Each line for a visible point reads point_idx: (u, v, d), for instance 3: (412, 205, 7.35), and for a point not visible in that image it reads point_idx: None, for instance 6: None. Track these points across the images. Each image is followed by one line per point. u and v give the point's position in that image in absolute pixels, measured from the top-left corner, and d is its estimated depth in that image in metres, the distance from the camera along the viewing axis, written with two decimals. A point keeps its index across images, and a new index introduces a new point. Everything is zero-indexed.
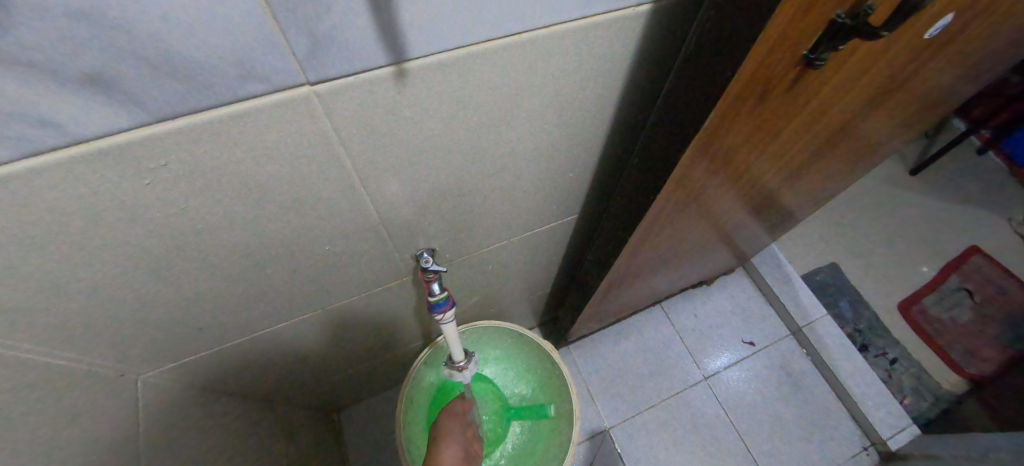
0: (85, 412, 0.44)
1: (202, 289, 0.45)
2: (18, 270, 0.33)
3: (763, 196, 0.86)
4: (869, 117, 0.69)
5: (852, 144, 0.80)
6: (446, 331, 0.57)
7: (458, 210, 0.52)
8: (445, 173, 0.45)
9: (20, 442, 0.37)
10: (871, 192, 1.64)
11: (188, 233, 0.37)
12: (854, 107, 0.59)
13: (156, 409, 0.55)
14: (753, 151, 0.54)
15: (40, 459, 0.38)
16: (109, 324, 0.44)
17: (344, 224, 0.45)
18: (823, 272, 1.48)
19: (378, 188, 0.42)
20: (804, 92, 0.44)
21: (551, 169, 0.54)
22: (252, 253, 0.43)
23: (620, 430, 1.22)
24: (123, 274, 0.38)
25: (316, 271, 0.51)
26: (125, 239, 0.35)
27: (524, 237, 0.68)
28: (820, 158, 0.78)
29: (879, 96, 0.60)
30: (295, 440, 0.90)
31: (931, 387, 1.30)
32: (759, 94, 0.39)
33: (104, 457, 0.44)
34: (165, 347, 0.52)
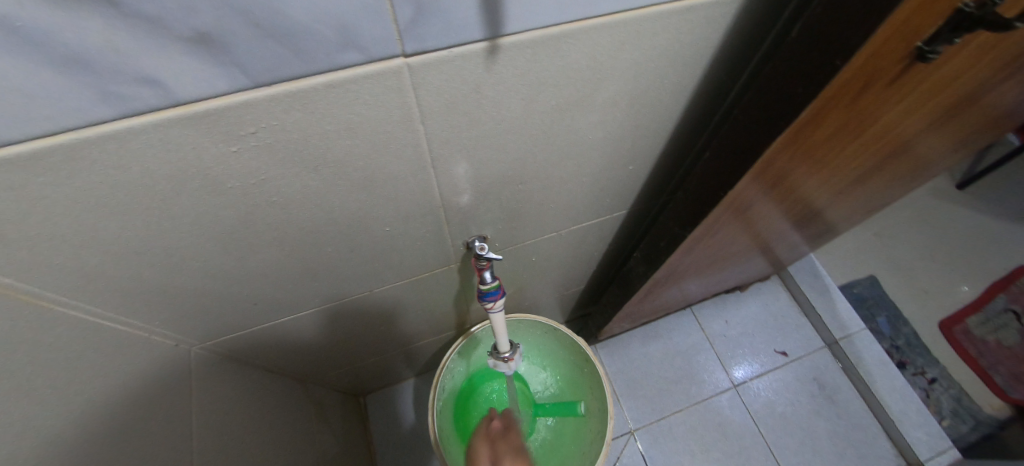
0: (140, 378, 0.45)
1: (263, 264, 0.45)
2: (99, 232, 0.33)
3: (813, 207, 0.84)
4: (939, 129, 0.66)
5: (913, 158, 0.77)
6: (494, 319, 0.56)
7: (515, 199, 0.51)
8: (512, 159, 0.44)
9: (80, 400, 0.37)
10: (916, 204, 1.57)
11: (261, 206, 0.37)
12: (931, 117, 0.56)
13: (205, 380, 0.55)
14: (826, 156, 0.52)
15: (98, 420, 0.38)
16: (171, 293, 0.44)
17: (407, 206, 0.44)
18: (862, 285, 1.42)
19: (446, 170, 0.41)
20: (897, 94, 0.42)
21: (613, 161, 0.52)
22: (316, 230, 0.43)
23: (645, 432, 1.21)
24: (193, 244, 0.39)
25: (371, 253, 0.51)
26: (202, 208, 0.35)
27: (571, 231, 0.67)
28: (880, 170, 0.75)
29: (957, 106, 0.57)
30: (325, 421, 0.91)
31: (972, 410, 1.24)
32: (860, 89, 0.37)
33: (156, 423, 0.44)
34: (219, 321, 0.53)
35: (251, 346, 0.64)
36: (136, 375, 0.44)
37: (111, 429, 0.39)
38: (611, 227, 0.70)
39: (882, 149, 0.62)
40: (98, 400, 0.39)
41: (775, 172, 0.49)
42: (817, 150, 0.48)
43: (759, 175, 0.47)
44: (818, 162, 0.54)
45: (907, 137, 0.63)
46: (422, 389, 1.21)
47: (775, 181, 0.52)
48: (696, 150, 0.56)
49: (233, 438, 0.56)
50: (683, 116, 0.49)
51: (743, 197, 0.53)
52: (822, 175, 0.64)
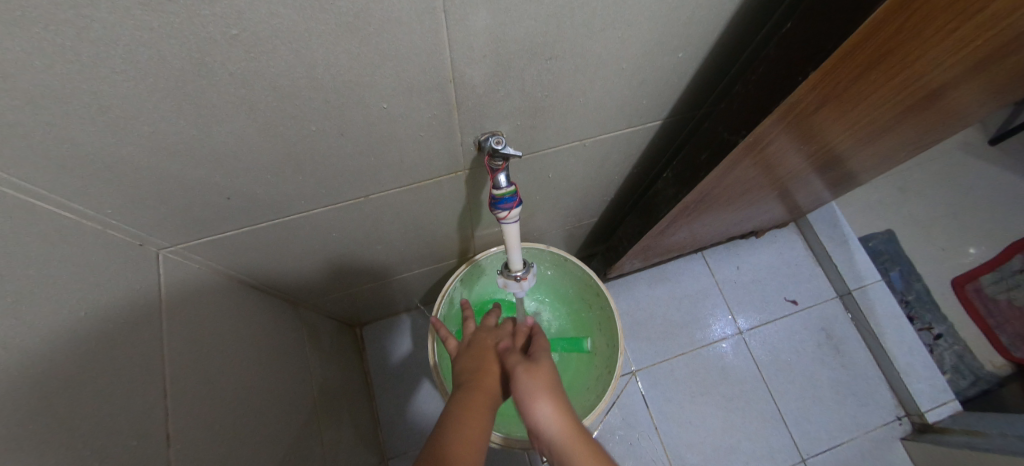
0: (77, 278, 0.37)
1: (236, 145, 0.37)
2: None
3: (846, 152, 0.77)
4: (1007, 73, 0.59)
5: (962, 107, 0.71)
6: (507, 231, 0.49)
7: (539, 82, 0.42)
8: (544, 16, 0.34)
9: None
10: (957, 152, 1.42)
11: (222, 47, 0.28)
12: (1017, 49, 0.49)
13: (175, 289, 0.49)
14: (904, 66, 0.44)
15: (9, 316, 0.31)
16: (123, 173, 0.36)
17: (410, 74, 0.35)
18: (878, 239, 1.32)
19: (461, 20, 0.32)
20: None
21: (660, 43, 0.42)
22: (296, 97, 0.34)
23: (646, 374, 1.19)
24: (140, 101, 0.30)
25: (365, 143, 0.42)
26: (141, 41, 0.26)
27: (597, 141, 0.58)
28: (926, 116, 0.69)
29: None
30: (319, 346, 0.86)
31: (973, 367, 1.18)
32: None
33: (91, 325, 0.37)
34: (187, 217, 0.45)
35: (231, 257, 0.57)
36: (70, 273, 0.37)
37: (33, 327, 0.33)
38: (641, 141, 0.61)
39: (967, 76, 0.52)
40: (9, 295, 0.32)
41: (853, 67, 0.41)
42: (910, 45, 0.40)
43: (839, 65, 0.39)
44: (898, 72, 0.45)
45: (978, 77, 0.56)
46: (421, 321, 1.17)
47: (848, 83, 0.44)
48: (762, 35, 0.46)
49: (204, 353, 0.50)
50: None
51: (808, 103, 0.45)
52: (878, 108, 0.56)
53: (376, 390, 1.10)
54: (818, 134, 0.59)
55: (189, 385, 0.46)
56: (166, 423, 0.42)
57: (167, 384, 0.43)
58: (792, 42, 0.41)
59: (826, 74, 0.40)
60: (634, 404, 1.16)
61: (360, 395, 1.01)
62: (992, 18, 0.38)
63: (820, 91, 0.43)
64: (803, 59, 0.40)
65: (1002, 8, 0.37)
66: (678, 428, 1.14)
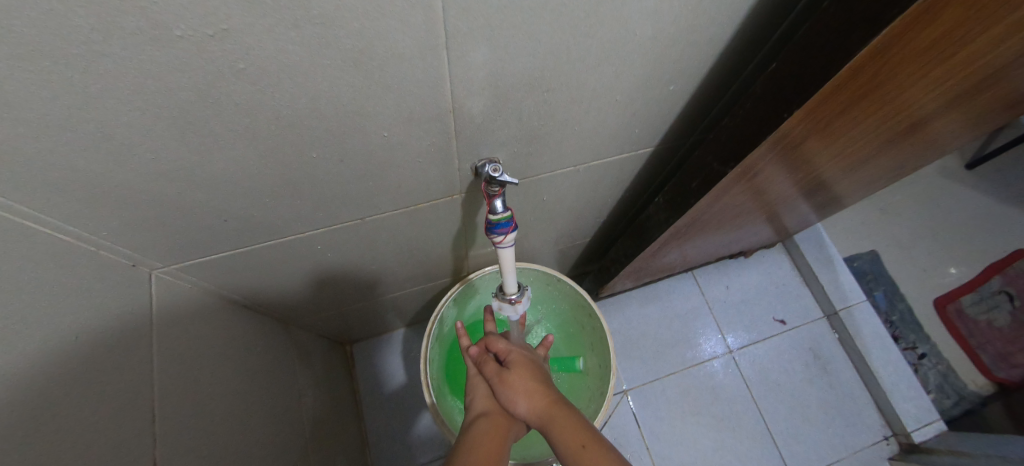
0: (68, 301, 0.37)
1: (237, 171, 0.37)
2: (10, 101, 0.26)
3: (829, 178, 0.80)
4: (979, 108, 0.62)
5: (938, 137, 0.74)
6: (502, 255, 0.50)
7: (536, 112, 0.43)
8: (542, 53, 0.36)
9: None
10: (937, 176, 1.46)
11: (229, 80, 0.28)
12: (987, 88, 0.52)
13: (166, 312, 0.48)
14: (881, 104, 0.47)
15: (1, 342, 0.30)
16: (122, 197, 0.36)
17: (412, 105, 0.36)
18: (862, 259, 1.35)
19: (462, 57, 0.33)
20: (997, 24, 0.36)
21: (652, 79, 0.44)
22: (298, 125, 0.34)
23: (638, 393, 1.19)
24: (146, 129, 0.30)
25: (364, 169, 0.43)
26: (150, 72, 0.26)
27: (590, 166, 0.59)
28: (903, 147, 0.72)
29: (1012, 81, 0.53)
30: (309, 366, 0.86)
31: (957, 386, 1.20)
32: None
33: (82, 352, 0.37)
34: (183, 239, 0.45)
35: (225, 277, 0.57)
36: (61, 297, 0.36)
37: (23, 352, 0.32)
38: (633, 166, 0.63)
39: (943, 109, 0.55)
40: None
41: (840, 101, 0.42)
42: (893, 81, 0.42)
43: (827, 99, 0.41)
44: (882, 106, 0.47)
45: (951, 112, 0.58)
46: (412, 339, 1.16)
47: (835, 115, 0.46)
48: (750, 69, 0.47)
49: (194, 376, 0.49)
50: (747, 19, 0.40)
51: (793, 137, 0.47)
52: (859, 140, 0.59)
53: (366, 409, 1.09)
54: (802, 163, 0.61)
55: (178, 408, 0.46)
56: (153, 448, 0.41)
57: (156, 408, 0.43)
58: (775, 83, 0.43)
59: (815, 107, 0.41)
60: (625, 424, 1.15)
61: (349, 416, 1.00)
62: (969, 56, 0.40)
63: (808, 123, 0.45)
64: (790, 93, 0.42)
65: (978, 47, 0.38)
66: (669, 448, 1.14)
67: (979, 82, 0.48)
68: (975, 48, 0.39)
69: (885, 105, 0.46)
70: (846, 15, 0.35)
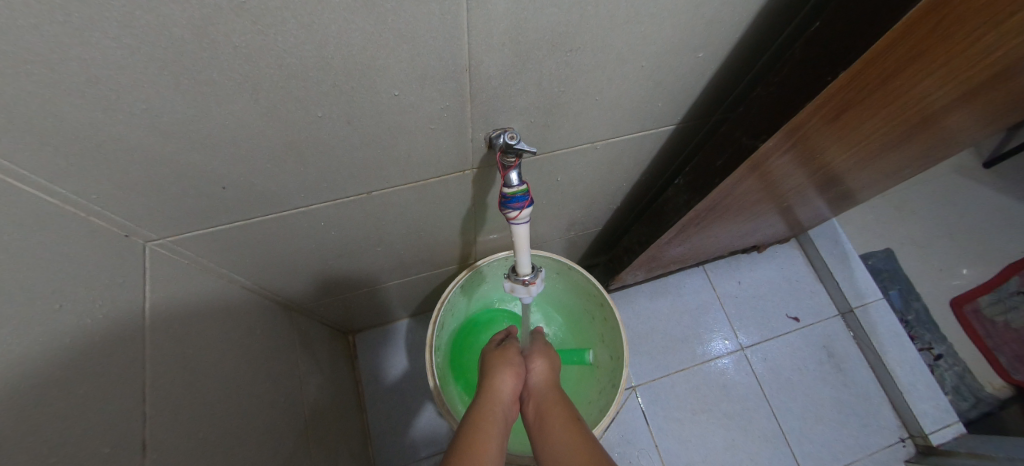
0: (53, 267, 0.34)
1: (236, 129, 0.35)
2: None
3: (849, 171, 0.77)
4: (1010, 98, 0.60)
5: (964, 129, 0.71)
6: (516, 233, 0.47)
7: (556, 77, 0.40)
8: (567, 6, 0.33)
9: None
10: (955, 174, 1.42)
11: (227, 17, 0.26)
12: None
13: (161, 286, 0.46)
14: (916, 87, 0.44)
15: None
16: (113, 154, 0.34)
17: (425, 61, 0.34)
18: (877, 256, 1.32)
19: (482, 3, 0.30)
20: None
21: (679, 43, 0.41)
22: (303, 77, 0.32)
23: (646, 389, 1.16)
24: (136, 73, 0.28)
25: (373, 135, 0.40)
26: (140, 3, 0.24)
27: (608, 144, 0.56)
28: (926, 139, 0.69)
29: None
30: (310, 353, 0.83)
31: (973, 388, 1.16)
32: None
33: (66, 323, 0.34)
34: (179, 208, 0.43)
35: (224, 254, 0.55)
36: (47, 263, 0.34)
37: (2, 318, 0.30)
38: (652, 145, 0.60)
39: (984, 92, 0.51)
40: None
41: (877, 75, 0.40)
42: (945, 51, 0.38)
43: (876, 61, 0.37)
44: (927, 83, 0.44)
45: (983, 100, 0.56)
46: (415, 330, 1.13)
47: (878, 88, 0.42)
48: (786, 34, 0.44)
49: (189, 356, 0.47)
50: None
51: (825, 115, 0.44)
52: (886, 129, 0.56)
53: (368, 400, 1.06)
54: (826, 151, 0.58)
55: (172, 388, 0.43)
56: (144, 428, 0.38)
57: (148, 387, 0.40)
58: (812, 48, 0.40)
59: (852, 79, 0.39)
60: (634, 420, 1.13)
61: (351, 406, 0.97)
62: (1016, 34, 0.38)
63: (850, 92, 0.41)
64: (834, 57, 0.39)
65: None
66: (678, 446, 1.11)
67: (1019, 66, 0.45)
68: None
69: (921, 87, 0.44)
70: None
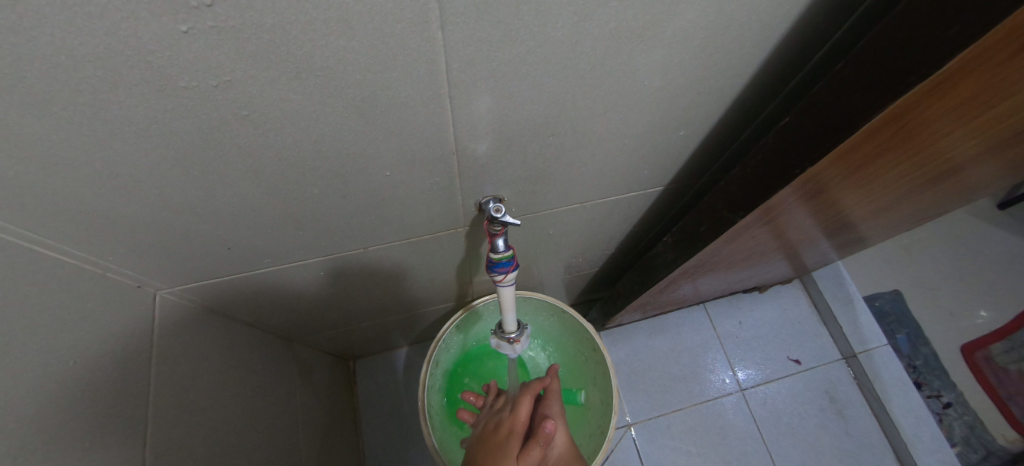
0: (70, 325, 0.37)
1: (240, 204, 0.38)
2: (22, 146, 0.26)
3: (850, 222, 0.76)
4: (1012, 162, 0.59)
5: (972, 185, 0.70)
6: (502, 294, 0.49)
7: (541, 155, 0.43)
8: (546, 102, 0.36)
9: None
10: (968, 216, 1.39)
11: (232, 125, 0.29)
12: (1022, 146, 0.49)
13: (167, 331, 0.49)
14: (905, 162, 0.44)
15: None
16: (128, 226, 0.37)
17: (415, 148, 0.36)
18: (884, 298, 1.29)
19: (465, 105, 0.33)
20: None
21: (659, 124, 0.43)
22: (300, 165, 0.35)
23: (643, 428, 1.15)
24: (150, 168, 0.31)
25: (367, 205, 0.43)
26: (154, 119, 0.27)
27: (597, 204, 0.58)
28: (929, 195, 0.68)
29: None
30: (310, 384, 0.85)
31: (984, 440, 1.11)
32: (1000, 69, 0.30)
33: (78, 379, 0.37)
34: (186, 264, 0.46)
35: (228, 298, 0.57)
36: (67, 321, 0.37)
37: (22, 379, 0.33)
38: (641, 204, 0.61)
39: (974, 162, 0.51)
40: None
41: (859, 159, 0.40)
42: (916, 139, 0.39)
43: (847, 155, 0.38)
44: (901, 164, 0.44)
45: (981, 166, 0.55)
46: (415, 360, 1.15)
47: (854, 170, 0.43)
48: (763, 116, 0.46)
49: (192, 398, 0.50)
50: (760, 70, 0.39)
51: (809, 188, 0.45)
52: (882, 190, 0.56)
53: (366, 427, 1.08)
54: (819, 210, 0.58)
55: (173, 433, 0.46)
56: None
57: (151, 434, 0.43)
58: (787, 138, 0.42)
59: (830, 164, 0.39)
60: (629, 459, 1.12)
61: (348, 434, 0.99)
62: (998, 122, 0.38)
63: (826, 176, 0.42)
64: (805, 146, 0.40)
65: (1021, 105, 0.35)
66: None
67: (1014, 141, 0.45)
68: (1008, 114, 0.36)
69: (909, 162, 0.44)
70: (875, 70, 0.33)
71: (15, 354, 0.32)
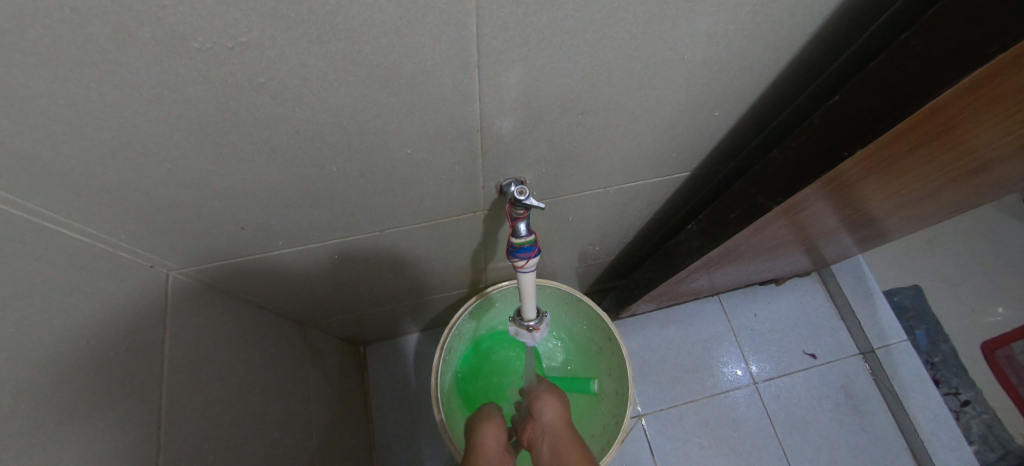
0: (81, 303, 0.36)
1: (255, 181, 0.36)
2: (27, 111, 0.25)
3: (880, 214, 0.73)
4: None
5: (1016, 177, 0.66)
6: (522, 280, 0.47)
7: (568, 134, 0.41)
8: (579, 75, 0.33)
9: None
10: (997, 210, 1.34)
11: (248, 93, 0.27)
12: None
13: (179, 311, 0.48)
14: (955, 150, 0.41)
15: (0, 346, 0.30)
16: (139, 202, 0.35)
17: (438, 123, 0.34)
18: (904, 293, 1.26)
19: (494, 76, 0.31)
20: None
21: (695, 102, 0.41)
22: (318, 139, 0.33)
23: (654, 419, 1.14)
24: (161, 139, 0.29)
25: (385, 185, 0.41)
26: (166, 84, 0.25)
27: (620, 188, 0.56)
28: (968, 187, 0.65)
29: None
30: (321, 368, 0.85)
31: (1002, 439, 1.10)
32: None
33: (90, 359, 0.36)
34: (199, 244, 0.44)
35: (241, 279, 0.56)
36: (78, 300, 0.36)
37: (32, 358, 0.32)
38: (666, 189, 0.59)
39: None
40: (8, 324, 0.30)
41: (907, 145, 0.38)
42: (972, 124, 0.36)
43: (902, 137, 0.35)
44: (951, 152, 0.41)
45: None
46: (425, 346, 1.14)
47: (902, 158, 0.40)
48: (805, 96, 0.43)
49: (204, 380, 0.49)
50: (808, 44, 0.37)
51: (850, 176, 0.42)
52: (922, 181, 0.53)
53: (376, 412, 1.08)
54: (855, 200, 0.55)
55: (186, 416, 0.45)
56: (155, 457, 0.40)
57: (164, 417, 0.42)
58: (834, 119, 0.39)
59: (878, 149, 0.37)
60: (639, 450, 1.11)
61: (358, 419, 0.99)
62: None
63: (870, 162, 0.40)
64: (853, 128, 0.37)
65: None
66: None
67: None
68: None
69: (959, 149, 0.41)
70: (940, 45, 0.31)
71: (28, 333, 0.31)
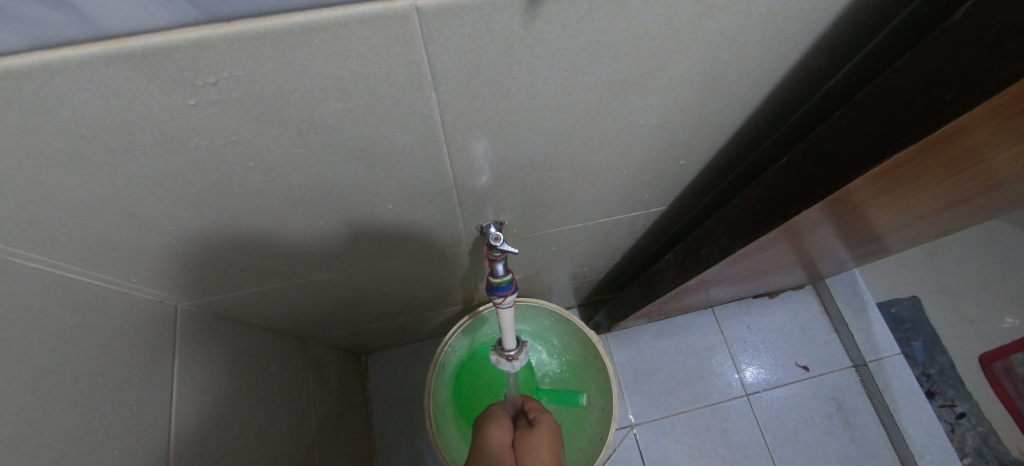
0: (100, 343, 0.41)
1: (251, 233, 0.40)
2: (51, 196, 0.29)
3: (864, 237, 0.74)
4: None
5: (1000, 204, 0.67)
6: (502, 314, 0.51)
7: (540, 184, 0.44)
8: (543, 142, 0.36)
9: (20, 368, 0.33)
10: None
11: (240, 174, 0.31)
12: None
13: (188, 341, 0.52)
14: (910, 196, 0.43)
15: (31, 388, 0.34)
16: (150, 254, 0.39)
17: (413, 184, 0.37)
18: (902, 304, 1.25)
19: (462, 147, 0.34)
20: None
21: (658, 155, 0.43)
22: (305, 202, 0.36)
23: (646, 429, 1.17)
24: (166, 210, 0.33)
25: (371, 231, 0.45)
26: (169, 172, 0.29)
27: (599, 222, 0.59)
28: (950, 213, 0.66)
29: None
30: (323, 380, 0.89)
31: (997, 451, 1.09)
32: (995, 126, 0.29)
33: (107, 393, 0.40)
34: (204, 281, 0.48)
35: (244, 306, 0.60)
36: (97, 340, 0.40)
37: (58, 397, 0.36)
38: (644, 221, 0.62)
39: (999, 188, 0.49)
40: (37, 367, 0.35)
41: (859, 198, 0.40)
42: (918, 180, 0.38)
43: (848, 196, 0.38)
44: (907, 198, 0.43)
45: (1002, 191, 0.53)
46: (425, 356, 1.18)
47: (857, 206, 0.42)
48: (768, 144, 0.46)
49: (211, 403, 0.53)
50: (761, 106, 0.39)
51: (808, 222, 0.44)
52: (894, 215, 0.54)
53: (377, 419, 1.13)
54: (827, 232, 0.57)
55: (194, 439, 0.49)
56: None
57: (172, 443, 0.46)
58: (790, 172, 0.42)
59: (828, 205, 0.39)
60: (631, 458, 1.14)
61: (360, 427, 1.04)
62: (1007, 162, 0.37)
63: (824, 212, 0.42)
64: (804, 183, 0.40)
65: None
66: None
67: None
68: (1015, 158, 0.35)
69: (914, 195, 0.43)
70: (877, 117, 0.33)
71: (55, 374, 0.36)
